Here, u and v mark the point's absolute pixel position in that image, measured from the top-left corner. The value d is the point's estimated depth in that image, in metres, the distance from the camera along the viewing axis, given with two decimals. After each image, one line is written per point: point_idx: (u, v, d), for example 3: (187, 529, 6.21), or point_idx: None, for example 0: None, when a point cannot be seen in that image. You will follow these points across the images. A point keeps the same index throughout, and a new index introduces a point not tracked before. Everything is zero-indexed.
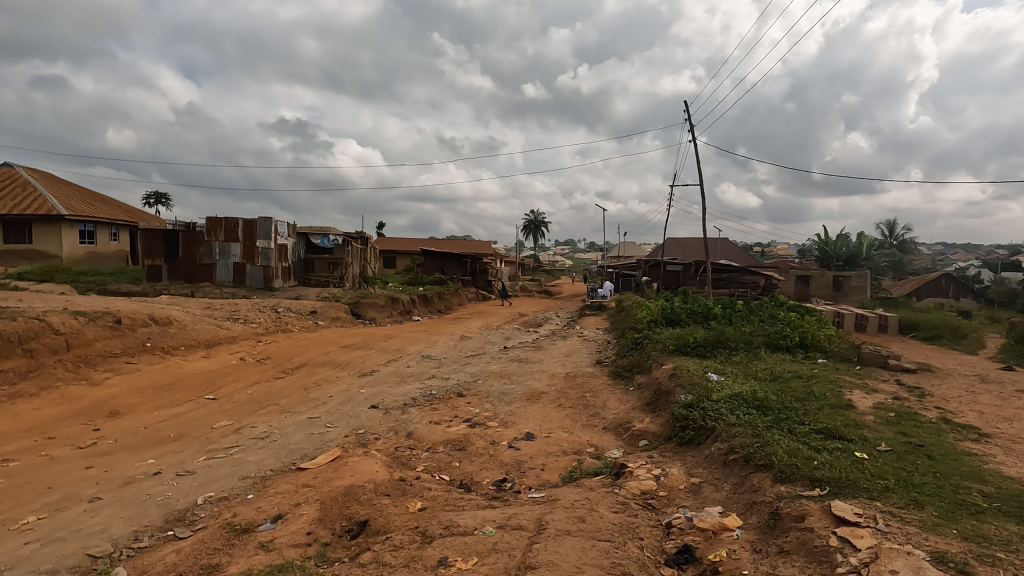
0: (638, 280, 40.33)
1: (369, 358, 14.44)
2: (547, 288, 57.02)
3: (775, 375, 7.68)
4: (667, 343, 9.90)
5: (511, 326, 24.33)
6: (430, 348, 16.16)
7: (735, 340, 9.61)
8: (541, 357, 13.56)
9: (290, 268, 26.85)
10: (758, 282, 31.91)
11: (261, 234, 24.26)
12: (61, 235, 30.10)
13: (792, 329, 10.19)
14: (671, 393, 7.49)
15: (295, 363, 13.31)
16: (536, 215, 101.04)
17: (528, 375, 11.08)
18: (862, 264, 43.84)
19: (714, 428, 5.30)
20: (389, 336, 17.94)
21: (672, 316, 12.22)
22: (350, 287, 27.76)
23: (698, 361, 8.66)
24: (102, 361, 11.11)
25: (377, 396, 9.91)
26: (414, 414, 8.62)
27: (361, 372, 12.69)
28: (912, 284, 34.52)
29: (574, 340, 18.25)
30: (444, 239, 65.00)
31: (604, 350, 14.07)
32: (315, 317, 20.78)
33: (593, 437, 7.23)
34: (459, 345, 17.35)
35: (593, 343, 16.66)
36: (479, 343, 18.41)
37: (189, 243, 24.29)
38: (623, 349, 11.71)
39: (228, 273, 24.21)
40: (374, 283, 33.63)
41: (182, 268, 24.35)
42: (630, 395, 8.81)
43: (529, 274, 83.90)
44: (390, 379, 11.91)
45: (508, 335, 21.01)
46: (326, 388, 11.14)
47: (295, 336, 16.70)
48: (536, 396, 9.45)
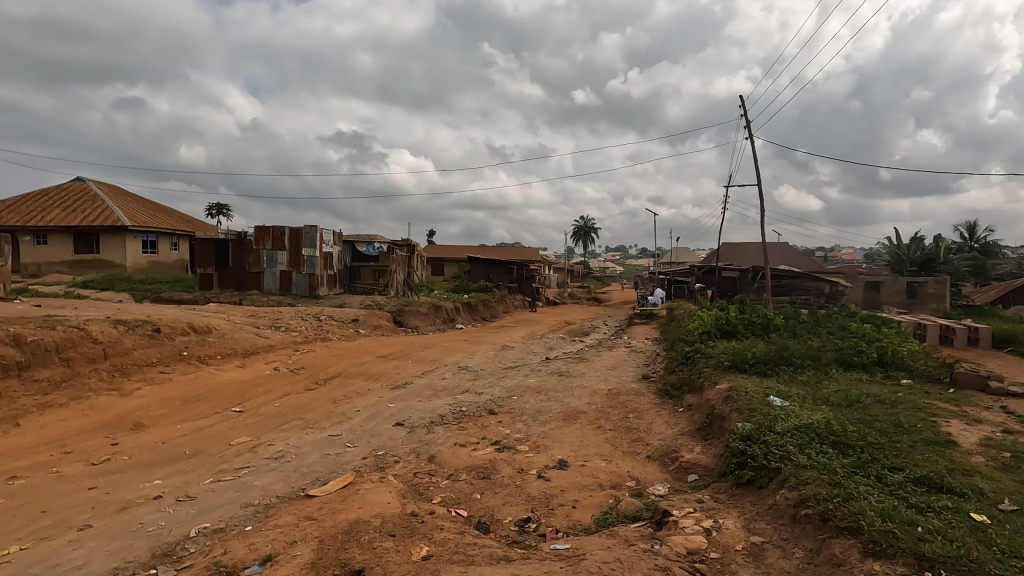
0: (691, 287, 38.67)
1: (405, 368, 13.98)
2: (596, 296, 55.68)
3: (851, 401, 6.56)
4: (721, 359, 8.86)
5: (556, 336, 23.49)
6: (469, 359, 15.56)
7: (800, 356, 8.48)
8: (583, 371, 12.70)
9: (336, 276, 27.01)
10: (823, 288, 29.82)
11: (307, 242, 24.49)
12: (124, 245, 31.48)
13: (868, 344, 8.93)
14: (726, 418, 6.51)
15: (328, 373, 12.98)
16: (586, 222, 99.86)
17: (567, 391, 10.26)
18: (940, 269, 40.46)
19: (780, 469, 4.35)
20: (428, 346, 17.46)
21: (726, 328, 11.12)
22: (394, 295, 27.66)
23: (758, 381, 7.62)
24: (137, 371, 11.08)
25: (405, 412, 9.34)
26: (440, 434, 7.96)
27: (395, 384, 12.22)
28: (995, 292, 31.54)
29: (620, 351, 17.22)
30: (492, 247, 64.85)
31: (652, 363, 13.07)
32: (356, 325, 20.62)
33: (635, 467, 6.34)
34: (498, 356, 16.66)
35: (641, 355, 15.63)
36: (521, 354, 17.68)
37: (239, 252, 24.79)
38: (672, 363, 10.70)
39: (275, 281, 24.52)
40: (420, 290, 33.54)
41: (232, 276, 24.84)
42: (679, 418, 7.85)
43: (578, 281, 82.71)
44: (422, 392, 11.35)
45: (551, 345, 20.19)
46: (356, 401, 10.69)
47: (334, 345, 16.49)
48: (573, 416, 8.62)
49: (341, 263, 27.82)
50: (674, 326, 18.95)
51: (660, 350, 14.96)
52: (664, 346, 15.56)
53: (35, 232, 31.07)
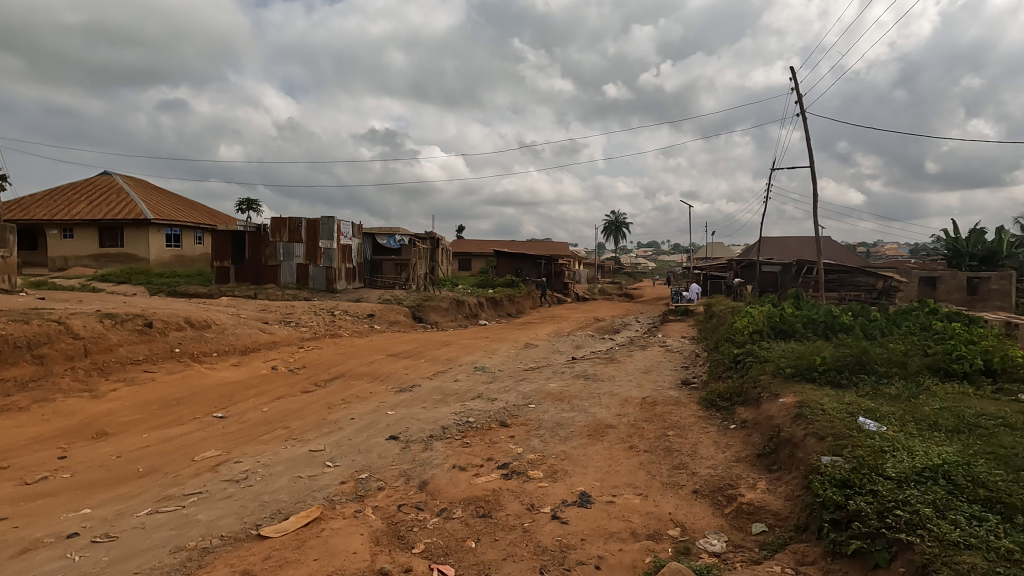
0: (729, 282, 36.56)
1: (416, 369, 12.73)
2: (628, 292, 53.73)
3: (968, 425, 4.98)
4: (782, 364, 7.33)
5: (584, 333, 21.94)
6: (488, 359, 14.20)
7: (883, 363, 6.86)
8: (613, 374, 11.19)
9: (355, 270, 26.03)
10: (874, 284, 27.51)
11: (324, 234, 23.56)
12: (148, 239, 31.23)
13: (967, 346, 7.24)
14: (798, 446, 5.02)
15: (331, 373, 11.81)
16: (618, 217, 97.69)
17: (593, 399, 8.80)
18: (1002, 263, 37.26)
19: (911, 545, 2.89)
20: (445, 343, 16.16)
21: (781, 327, 9.51)
22: (415, 289, 26.57)
23: (835, 394, 6.07)
24: (118, 370, 10.10)
25: (404, 421, 8.04)
26: (438, 453, 6.62)
27: (402, 386, 10.97)
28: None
29: (655, 351, 15.60)
30: (521, 242, 63.48)
31: (692, 366, 11.48)
32: (372, 320, 19.53)
33: (678, 508, 4.88)
34: (520, 356, 15.25)
35: (678, 356, 14.03)
36: (545, 353, 16.25)
37: (256, 245, 24.03)
38: (718, 367, 9.15)
39: (292, 274, 23.68)
40: (444, 285, 32.44)
41: (250, 269, 24.10)
42: (731, 438, 6.35)
43: (610, 276, 80.66)
44: (430, 397, 10.05)
45: (578, 344, 18.69)
46: (354, 406, 9.45)
47: (344, 341, 15.37)
48: (600, 432, 7.17)
49: (361, 256, 26.82)
50: (715, 325, 17.19)
51: (701, 351, 13.34)
52: (705, 347, 13.88)
53: (62, 226, 31.12)
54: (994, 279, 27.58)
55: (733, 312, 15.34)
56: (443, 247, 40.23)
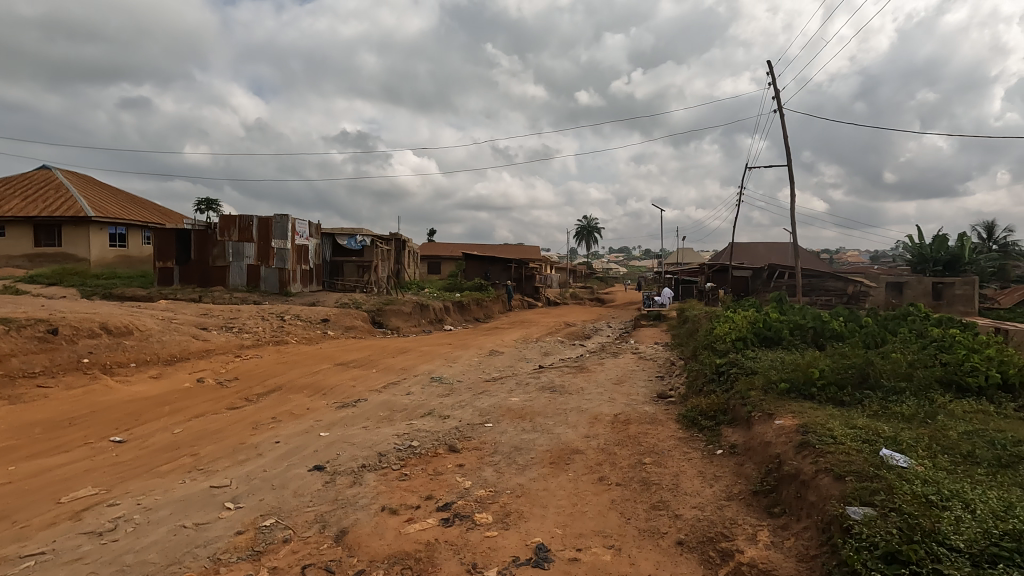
0: (701, 287, 36.15)
1: (366, 380, 11.47)
2: (599, 296, 53.10)
3: (1012, 457, 4.05)
4: (773, 377, 6.38)
5: (553, 339, 20.90)
6: (448, 368, 13.00)
7: (889, 376, 5.95)
8: (582, 386, 10.12)
9: (312, 272, 24.52)
10: (845, 288, 27.28)
11: (277, 233, 22.04)
12: (89, 238, 29.11)
13: (976, 355, 6.41)
14: (808, 485, 4.01)
15: (267, 386, 10.48)
16: (590, 222, 97.56)
17: (558, 416, 7.70)
18: (964, 269, 37.76)
19: None
20: (402, 351, 14.89)
21: (766, 334, 8.62)
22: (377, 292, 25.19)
23: (841, 415, 5.13)
24: (5, 386, 8.60)
25: (337, 445, 6.81)
26: (368, 489, 5.42)
27: (345, 401, 9.70)
28: (1019, 294, 29.50)
29: (627, 359, 14.65)
30: (492, 246, 62.41)
31: (668, 377, 10.51)
32: (326, 326, 18.14)
33: (659, 568, 3.82)
34: (484, 364, 14.10)
35: (652, 365, 13.12)
36: (512, 361, 15.13)
37: (202, 244, 22.29)
38: (698, 379, 8.21)
39: (242, 276, 22.06)
40: (409, 289, 31.08)
41: (196, 270, 22.37)
42: (720, 468, 5.33)
43: (581, 281, 80.18)
44: (375, 414, 8.81)
45: (547, 350, 17.64)
46: (284, 426, 8.17)
47: (290, 349, 13.97)
48: (565, 459, 6.08)
49: (319, 258, 25.30)
50: (690, 331, 16.34)
51: (677, 359, 12.42)
52: (680, 355, 12.98)
53: None
54: (959, 284, 27.60)
55: (708, 318, 14.52)
56: (409, 249, 38.80)
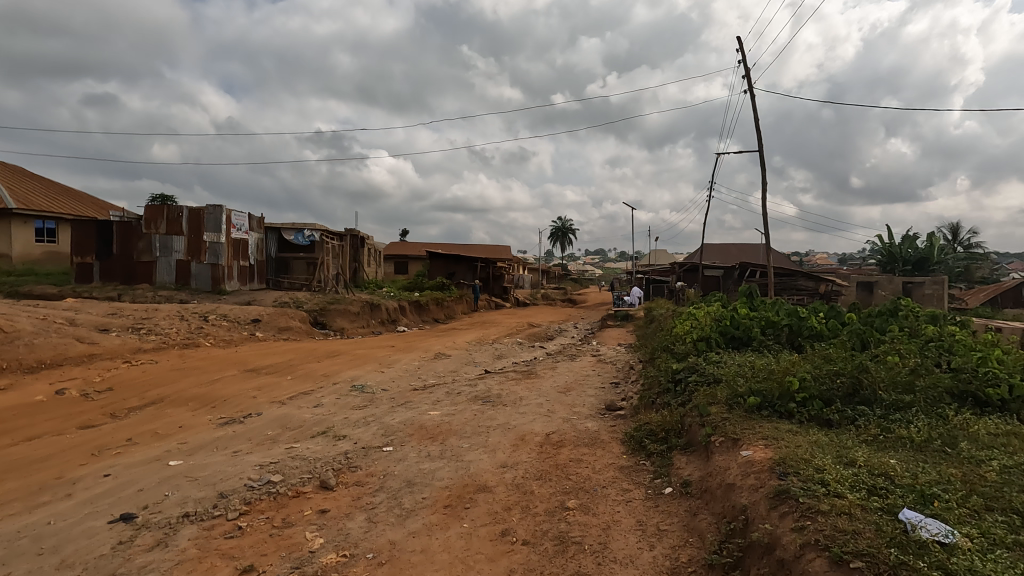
0: (672, 286, 35.14)
1: (274, 388, 9.75)
2: (571, 297, 51.71)
3: None
4: (740, 389, 4.96)
5: (511, 341, 19.31)
6: (378, 375, 11.32)
7: (887, 387, 4.56)
8: (522, 395, 8.55)
9: (253, 269, 22.52)
10: (817, 288, 26.38)
11: (209, 226, 20.05)
12: (10, 232, 26.59)
13: (992, 359, 5.07)
14: (789, 571, 2.55)
15: (144, 399, 8.68)
16: (565, 222, 96.47)
17: (477, 437, 6.14)
18: (932, 269, 37.48)
19: None
20: (332, 355, 13.13)
21: (734, 334, 7.25)
22: (325, 291, 23.34)
23: (831, 446, 3.71)
24: None
25: (172, 481, 5.13)
26: (169, 557, 3.79)
27: (232, 417, 7.98)
28: (987, 294, 29.04)
29: (586, 363, 13.13)
30: (462, 246, 60.71)
31: (623, 384, 9.05)
32: (255, 327, 16.29)
33: None
34: (422, 370, 12.43)
35: (611, 369, 11.66)
36: (458, 365, 13.47)
37: (125, 237, 20.12)
38: (652, 387, 6.78)
39: (170, 273, 19.99)
40: (365, 287, 29.23)
41: (119, 266, 20.21)
42: (666, 518, 3.86)
43: (555, 281, 79.06)
44: (259, 433, 7.12)
45: (501, 353, 16.12)
46: (132, 452, 6.43)
47: (198, 352, 12.15)
48: (465, 501, 4.53)
49: (262, 254, 23.30)
50: (656, 332, 14.93)
51: (638, 363, 10.96)
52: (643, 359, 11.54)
53: None
54: (928, 283, 26.86)
55: (673, 317, 13.11)
56: (368, 246, 36.83)
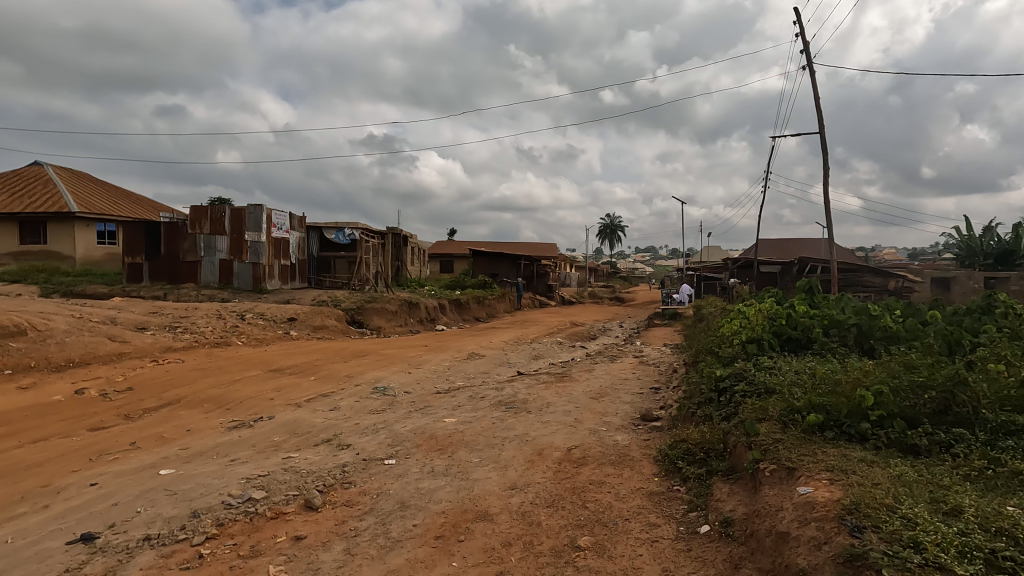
0: (724, 283, 33.42)
1: (293, 390, 9.40)
2: (618, 296, 50.31)
3: None
4: (799, 403, 4.05)
5: (550, 341, 18.51)
6: (403, 376, 10.81)
7: (993, 405, 3.56)
8: (549, 401, 7.80)
9: (294, 268, 22.64)
10: (886, 285, 24.29)
11: (250, 225, 20.25)
12: (74, 235, 27.89)
13: None
14: None
15: (161, 400, 8.47)
16: (613, 220, 94.67)
17: (490, 451, 5.44)
18: (1018, 264, 34.10)
19: None
20: (361, 355, 12.76)
21: (790, 335, 6.27)
22: (365, 290, 23.26)
23: (922, 486, 2.80)
24: None
25: (148, 494, 4.68)
26: None
27: (242, 421, 7.60)
28: None
29: (625, 365, 12.21)
30: (508, 245, 60.40)
31: (663, 389, 8.18)
32: (290, 325, 16.20)
33: None
34: (451, 371, 11.84)
35: (652, 372, 10.73)
36: (489, 366, 12.81)
37: (172, 237, 20.57)
38: (694, 395, 5.89)
39: (214, 272, 20.30)
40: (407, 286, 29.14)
41: (166, 266, 20.68)
42: (698, 570, 3.06)
43: (602, 280, 77.59)
44: (263, 440, 6.68)
45: (537, 354, 15.42)
46: (129, 458, 6.10)
47: (228, 352, 12.03)
48: (460, 531, 3.85)
49: (303, 253, 23.42)
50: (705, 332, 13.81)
51: (682, 366, 10.00)
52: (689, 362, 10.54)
53: None
54: (1014, 279, 24.26)
55: (722, 315, 12.03)
56: (411, 245, 36.84)
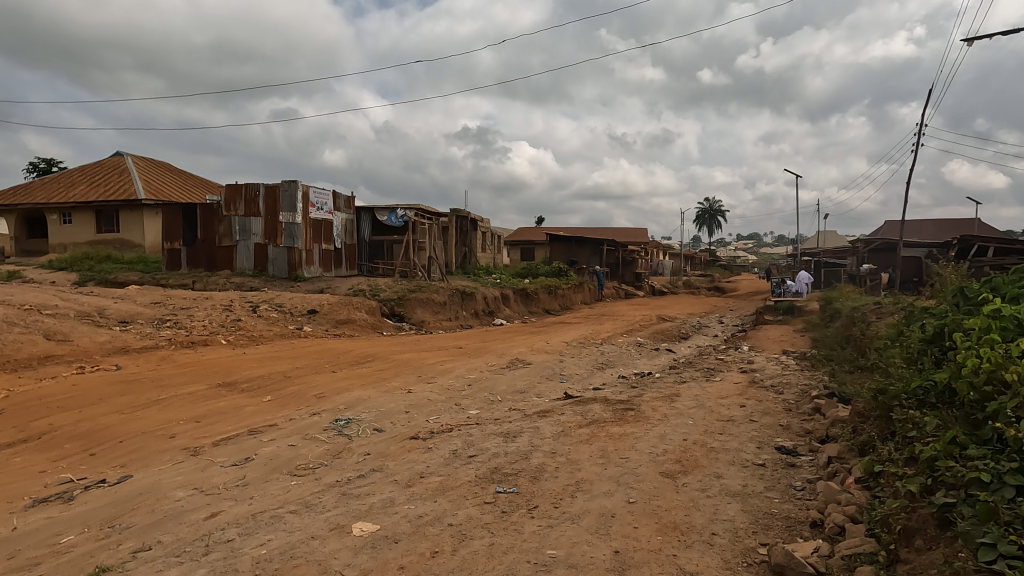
0: (853, 271, 27.32)
1: (220, 420, 6.46)
2: (717, 285, 44.45)
3: None
4: None
5: (626, 342, 14.51)
6: (395, 399, 7.50)
7: None
8: (581, 482, 4.14)
9: (338, 254, 20.29)
10: None
11: (285, 205, 18.05)
12: (142, 223, 27.58)
13: None
14: None
15: (20, 433, 5.82)
16: (714, 205, 86.92)
17: None
18: None
19: None
20: (364, 361, 9.69)
21: None
22: (416, 278, 20.46)
23: None
24: None
25: None
26: None
27: (77, 484, 4.71)
28: None
29: (729, 386, 8.17)
30: (593, 233, 56.28)
31: (810, 465, 4.25)
32: (308, 319, 13.63)
33: None
34: (470, 390, 8.38)
35: (776, 406, 6.63)
36: (531, 382, 9.22)
37: (208, 220, 18.86)
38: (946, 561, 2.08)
39: (249, 258, 18.37)
40: (470, 274, 26.12)
41: (202, 252, 18.98)
42: None
43: (700, 268, 71.06)
44: (35, 546, 3.67)
45: (605, 361, 11.66)
46: None
47: (196, 354, 9.46)
48: None
49: (350, 236, 21.02)
50: (861, 342, 9.24)
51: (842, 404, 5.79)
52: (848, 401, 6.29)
53: (60, 210, 28.49)
54: None
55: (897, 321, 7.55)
56: (483, 229, 33.92)
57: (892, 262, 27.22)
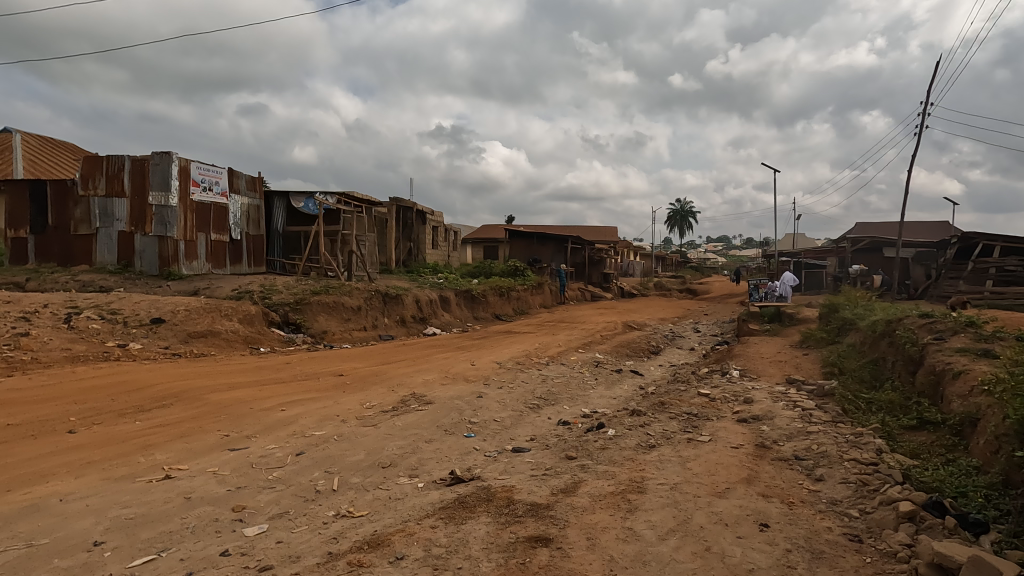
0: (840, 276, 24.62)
1: None
2: (691, 287, 41.65)
3: None
4: None
5: (581, 361, 11.17)
6: (111, 502, 3.95)
7: None
8: None
9: (236, 246, 16.53)
10: None
11: (156, 183, 14.27)
12: None
13: None
14: None
15: None
16: (685, 206, 85.06)
17: None
18: None
19: None
20: (152, 408, 6.07)
21: None
22: (333, 279, 16.78)
23: None
24: None
25: None
26: None
27: None
28: None
29: (727, 458, 4.87)
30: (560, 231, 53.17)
31: None
32: (147, 332, 9.95)
33: None
34: (294, 468, 4.89)
35: (830, 535, 3.34)
36: (414, 443, 5.77)
37: (61, 201, 14.88)
38: None
39: (111, 249, 14.51)
40: (411, 274, 22.47)
41: (55, 242, 14.99)
42: None
43: (671, 269, 68.71)
44: None
45: (544, 393, 8.30)
46: None
47: None
48: None
49: (254, 225, 17.26)
50: (919, 382, 6.08)
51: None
52: (995, 546, 3.04)
53: None
54: None
55: (1022, 360, 4.36)
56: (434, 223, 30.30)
57: (879, 262, 24.70)
